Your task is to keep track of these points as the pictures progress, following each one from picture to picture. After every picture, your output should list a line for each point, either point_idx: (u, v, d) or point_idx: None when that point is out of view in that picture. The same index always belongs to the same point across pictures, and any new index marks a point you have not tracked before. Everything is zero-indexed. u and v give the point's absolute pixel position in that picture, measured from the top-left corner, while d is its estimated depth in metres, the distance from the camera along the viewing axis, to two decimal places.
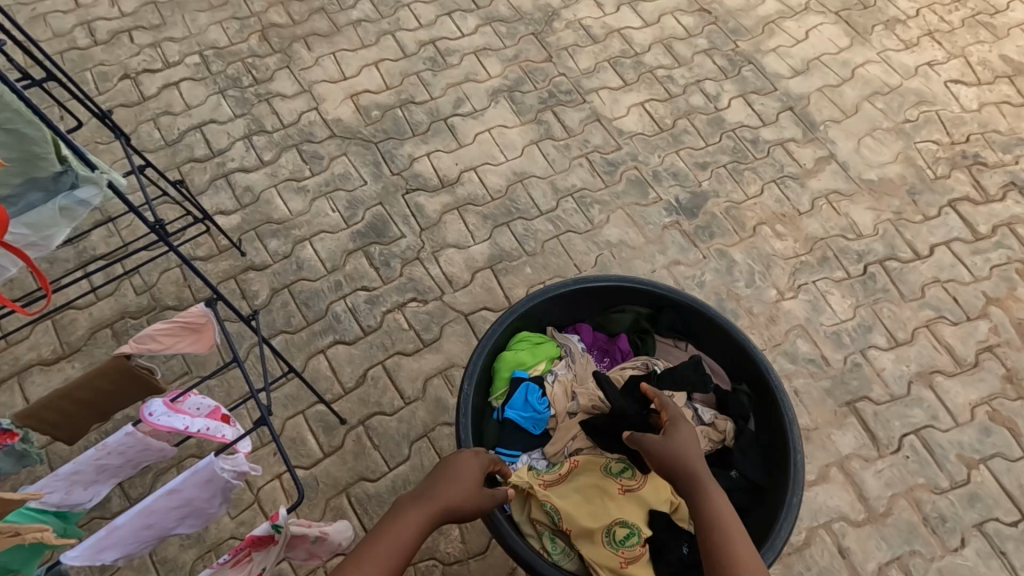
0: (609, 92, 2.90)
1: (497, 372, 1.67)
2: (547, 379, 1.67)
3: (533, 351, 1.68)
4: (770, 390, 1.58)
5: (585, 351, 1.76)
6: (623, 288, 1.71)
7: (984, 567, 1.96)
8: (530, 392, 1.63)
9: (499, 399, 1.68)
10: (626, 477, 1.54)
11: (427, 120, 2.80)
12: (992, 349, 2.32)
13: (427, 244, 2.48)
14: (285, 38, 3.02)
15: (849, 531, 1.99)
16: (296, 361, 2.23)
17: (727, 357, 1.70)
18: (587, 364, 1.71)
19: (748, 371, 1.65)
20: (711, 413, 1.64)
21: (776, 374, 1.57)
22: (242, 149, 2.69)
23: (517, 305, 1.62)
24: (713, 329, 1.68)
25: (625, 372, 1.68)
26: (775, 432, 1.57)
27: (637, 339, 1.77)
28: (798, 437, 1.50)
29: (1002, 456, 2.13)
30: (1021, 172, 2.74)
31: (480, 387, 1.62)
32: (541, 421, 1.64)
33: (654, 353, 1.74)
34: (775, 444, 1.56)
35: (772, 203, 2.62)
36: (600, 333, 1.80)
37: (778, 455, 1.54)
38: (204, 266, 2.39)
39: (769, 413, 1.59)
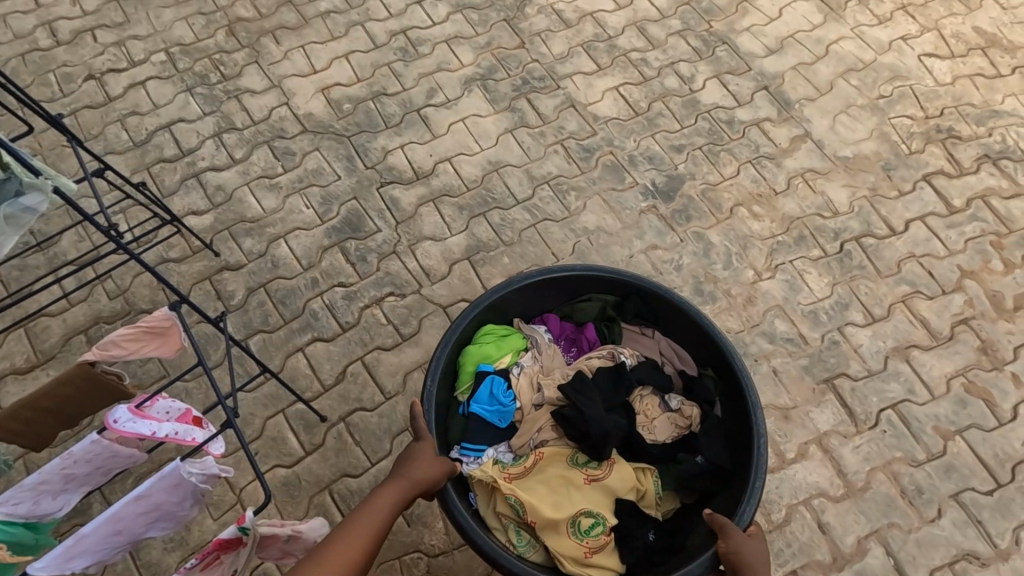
0: (583, 77, 2.88)
1: (462, 366, 1.66)
2: (513, 372, 1.66)
3: (498, 344, 1.68)
4: (735, 374, 1.58)
5: (551, 342, 1.75)
6: (587, 276, 1.70)
7: (960, 536, 1.99)
8: (495, 385, 1.62)
9: (464, 394, 1.67)
10: (592, 467, 1.57)
11: (400, 112, 2.77)
12: (967, 322, 2.34)
13: (403, 237, 2.47)
14: (252, 32, 2.96)
15: (828, 506, 2.02)
16: (274, 360, 2.22)
17: (693, 342, 1.70)
18: (554, 355, 1.70)
19: (714, 356, 1.65)
20: (678, 399, 1.66)
21: (741, 357, 1.58)
22: (212, 147, 2.65)
23: (480, 298, 1.61)
24: (677, 314, 1.69)
25: (592, 362, 1.68)
26: (740, 416, 1.57)
27: (603, 327, 1.76)
28: (762, 419, 1.50)
29: (977, 427, 2.15)
30: (996, 143, 2.75)
31: (445, 382, 1.61)
32: (507, 414, 1.62)
33: (621, 342, 1.73)
34: (741, 429, 1.56)
35: (748, 183, 2.62)
36: (567, 322, 1.78)
37: (743, 439, 1.54)
38: (177, 267, 2.37)
39: (734, 397, 1.59)
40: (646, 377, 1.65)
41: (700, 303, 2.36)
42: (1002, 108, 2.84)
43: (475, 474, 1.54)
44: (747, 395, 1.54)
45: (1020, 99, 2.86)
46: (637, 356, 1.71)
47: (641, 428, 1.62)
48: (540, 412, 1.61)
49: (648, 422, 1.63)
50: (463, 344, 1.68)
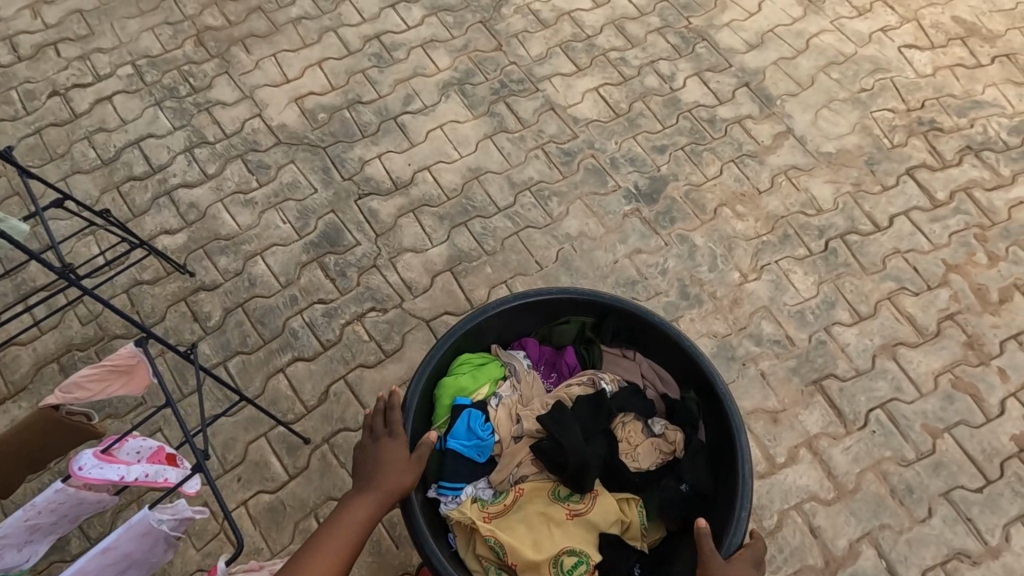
0: (562, 78, 2.83)
1: (438, 400, 1.63)
2: (490, 404, 1.63)
3: (474, 375, 1.64)
4: (717, 396, 1.55)
5: (531, 368, 1.71)
6: (564, 298, 1.67)
7: (951, 534, 1.99)
8: (472, 419, 1.59)
9: (441, 429, 1.63)
10: (574, 501, 1.53)
11: (377, 120, 2.71)
12: (954, 317, 2.33)
13: (383, 250, 2.42)
14: (222, 41, 2.88)
15: (819, 509, 2.01)
16: (254, 382, 2.17)
17: (674, 363, 1.66)
18: (533, 384, 1.68)
19: (696, 378, 1.62)
20: (662, 423, 1.64)
21: (723, 379, 1.55)
22: (184, 163, 2.58)
23: (452, 330, 1.58)
24: (657, 335, 1.65)
25: (572, 390, 1.65)
26: (723, 439, 1.54)
27: (582, 350, 1.73)
28: (746, 443, 1.48)
29: (965, 423, 2.15)
30: (977, 134, 2.74)
31: (419, 419, 1.59)
32: (485, 448, 1.58)
33: (601, 365, 1.71)
34: (724, 452, 1.53)
35: (731, 182, 2.59)
36: (545, 346, 1.76)
37: (728, 463, 1.52)
38: (151, 288, 2.31)
39: (718, 420, 1.56)
40: (626, 404, 1.63)
41: (687, 307, 2.34)
42: (983, 98, 2.83)
43: (454, 515, 1.52)
44: (730, 418, 1.51)
45: (1000, 89, 2.85)
46: (618, 380, 1.68)
47: (624, 456, 1.59)
48: (520, 445, 1.57)
49: (631, 450, 1.60)
50: (438, 377, 1.65)
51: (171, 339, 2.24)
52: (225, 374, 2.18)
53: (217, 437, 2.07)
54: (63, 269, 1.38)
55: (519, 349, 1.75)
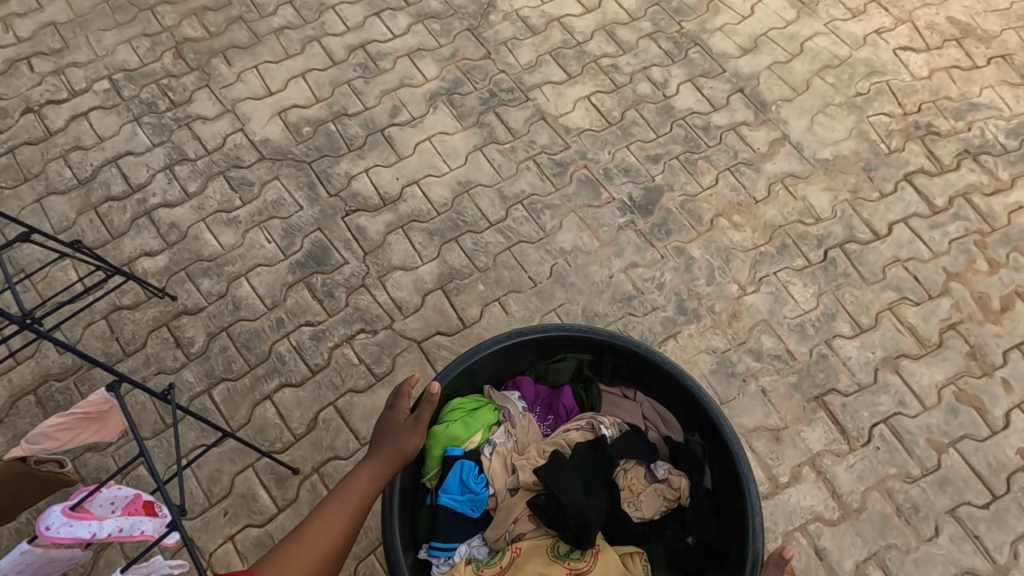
0: (553, 87, 2.76)
1: (428, 450, 1.57)
2: (484, 452, 1.56)
3: (466, 423, 1.57)
4: (723, 443, 1.49)
5: (526, 411, 1.65)
6: (562, 336, 1.60)
7: (958, 553, 1.94)
8: (464, 472, 1.52)
9: (432, 481, 1.57)
10: (574, 558, 1.45)
11: (363, 133, 2.64)
12: (956, 327, 2.29)
13: (372, 268, 2.35)
14: (202, 53, 2.80)
15: (824, 531, 1.96)
16: (240, 411, 2.10)
17: (676, 405, 1.60)
18: (528, 429, 1.61)
19: (700, 422, 1.56)
20: (665, 468, 1.58)
21: (729, 425, 1.48)
22: (164, 181, 2.49)
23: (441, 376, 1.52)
24: (659, 374, 1.59)
25: (571, 436, 1.59)
26: (730, 488, 1.49)
27: (581, 391, 1.68)
28: (755, 496, 1.42)
29: (970, 437, 2.10)
30: (975, 138, 2.69)
31: (410, 470, 1.52)
32: (479, 502, 1.51)
33: (599, 408, 1.67)
34: (731, 503, 1.48)
35: (727, 192, 2.54)
36: (542, 385, 1.69)
37: (735, 515, 1.47)
38: (130, 314, 2.23)
39: (724, 467, 1.50)
40: (628, 450, 1.56)
41: (684, 322, 2.28)
42: (979, 100, 2.78)
43: None
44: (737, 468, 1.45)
45: (997, 90, 2.81)
46: (618, 423, 1.62)
47: (626, 504, 1.53)
48: (516, 499, 1.51)
49: (633, 498, 1.54)
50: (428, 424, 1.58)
51: (153, 367, 2.16)
52: (210, 402, 2.11)
53: (201, 470, 2.00)
54: (20, 316, 1.29)
55: (514, 389, 1.68)
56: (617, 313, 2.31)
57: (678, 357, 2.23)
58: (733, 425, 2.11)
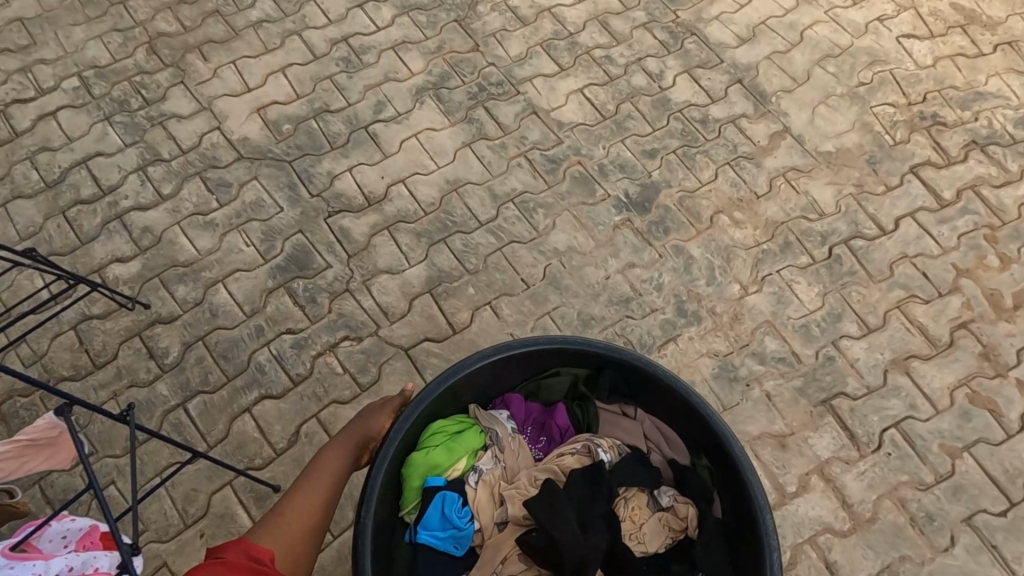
0: (544, 80, 2.65)
1: (407, 480, 1.42)
2: (468, 481, 1.42)
3: (449, 448, 1.43)
4: (735, 468, 1.37)
5: (516, 432, 1.49)
6: (553, 349, 1.48)
7: (975, 564, 1.85)
8: (447, 505, 1.38)
9: (411, 514, 1.43)
10: None
11: (347, 130, 2.52)
12: (967, 325, 2.20)
13: (357, 272, 2.24)
14: (176, 49, 2.67)
15: (834, 543, 1.87)
16: (218, 425, 2.00)
17: (682, 425, 1.48)
18: (518, 454, 1.46)
19: (708, 444, 1.43)
20: (670, 495, 1.44)
21: (740, 448, 1.36)
22: (136, 183, 2.37)
23: (423, 396, 1.37)
24: (662, 391, 1.46)
25: (565, 461, 1.43)
26: (742, 517, 1.37)
27: (576, 409, 1.53)
28: (771, 527, 1.30)
29: (984, 441, 2.01)
30: (982, 128, 2.60)
31: (385, 504, 1.37)
32: (464, 539, 1.37)
33: (597, 428, 1.52)
34: (744, 534, 1.36)
35: (727, 187, 2.44)
36: (533, 403, 1.54)
37: (749, 548, 1.35)
38: (101, 324, 2.12)
39: (736, 495, 1.38)
40: (628, 479, 1.41)
41: (684, 324, 2.18)
42: (986, 89, 2.69)
43: None
44: (751, 496, 1.33)
45: (1003, 79, 2.71)
46: (617, 445, 1.47)
47: (629, 538, 1.39)
48: (504, 535, 1.36)
49: (636, 531, 1.40)
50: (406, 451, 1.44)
51: (125, 380, 2.05)
52: (185, 417, 2.01)
53: (177, 488, 1.90)
54: None
55: (502, 407, 1.53)
56: (615, 316, 2.20)
57: (678, 362, 2.13)
58: (738, 432, 2.02)
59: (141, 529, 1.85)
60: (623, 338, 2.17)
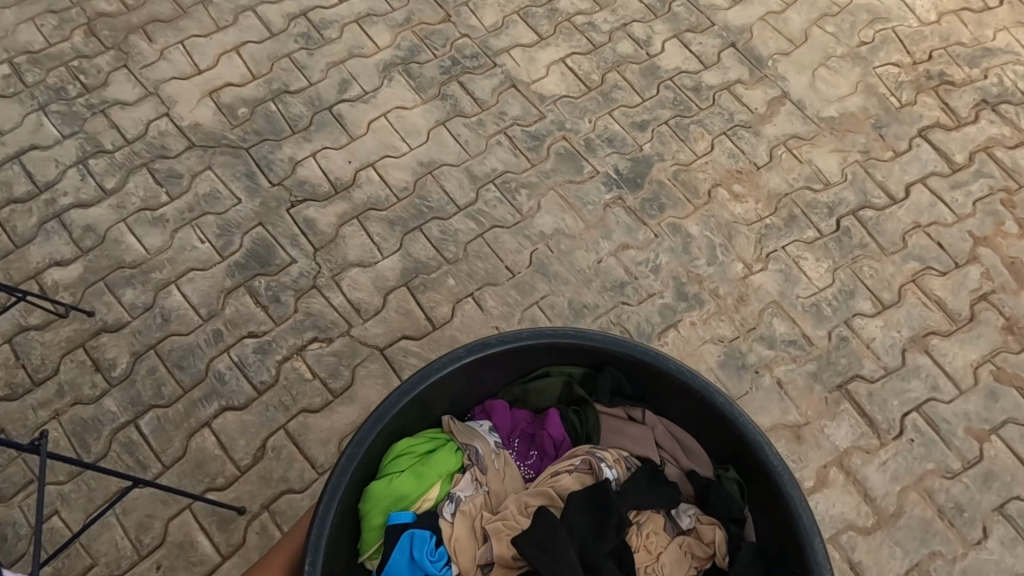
0: (522, 50, 2.44)
1: (367, 517, 1.22)
2: (444, 514, 1.22)
3: (416, 475, 1.24)
4: (769, 477, 1.19)
5: (501, 446, 1.31)
6: (544, 345, 1.29)
7: (1011, 558, 1.70)
8: (415, 544, 1.17)
9: (373, 560, 1.22)
10: None
11: (309, 112, 2.30)
12: (988, 298, 2.03)
13: (325, 266, 2.04)
14: (118, 30, 2.42)
15: (858, 542, 1.71)
16: (174, 443, 1.80)
17: (701, 428, 1.30)
18: (503, 476, 1.27)
19: (735, 451, 1.26)
20: (691, 516, 1.26)
21: (775, 453, 1.19)
22: (76, 178, 2.14)
23: (383, 409, 1.20)
24: (676, 390, 1.28)
25: (562, 481, 1.23)
26: (782, 535, 1.19)
27: (573, 416, 1.35)
28: (820, 546, 1.13)
29: (1013, 422, 1.86)
30: (993, 86, 2.43)
31: (336, 551, 1.17)
32: None
33: (598, 440, 1.32)
34: (786, 556, 1.17)
35: (725, 159, 2.25)
36: (520, 411, 1.36)
37: (792, 571, 1.17)
38: (39, 336, 1.91)
39: (772, 509, 1.21)
40: (639, 500, 1.21)
41: (685, 309, 2.00)
42: (994, 45, 2.51)
43: None
44: (792, 510, 1.16)
45: (1012, 33, 2.54)
46: (624, 458, 1.28)
47: (644, 572, 1.19)
48: None
49: (653, 562, 1.20)
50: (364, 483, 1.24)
51: (68, 398, 1.84)
52: (136, 435, 1.80)
53: (128, 516, 1.70)
54: None
55: (484, 417, 1.36)
56: (609, 303, 2.01)
57: (680, 351, 1.95)
58: None
59: (91, 563, 1.66)
60: (620, 327, 1.98)
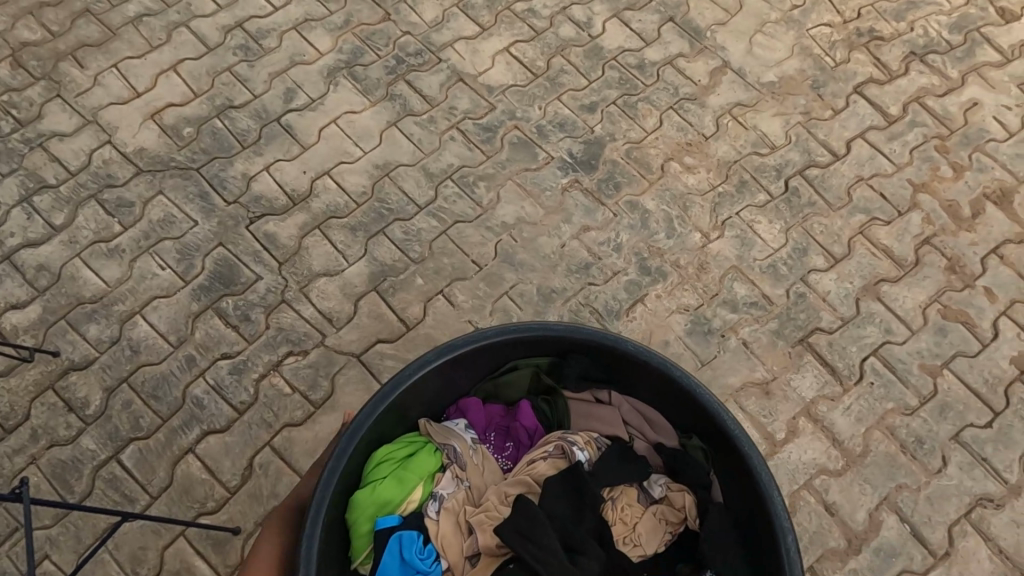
0: (466, 43, 2.44)
1: (354, 526, 1.26)
2: (429, 513, 1.26)
3: (397, 479, 1.27)
4: (729, 441, 1.27)
5: (478, 441, 1.35)
6: (510, 341, 1.33)
7: (969, 481, 1.83)
8: (404, 545, 1.21)
9: (366, 564, 1.25)
10: None
11: (256, 125, 2.27)
12: (930, 241, 2.15)
13: (291, 280, 2.03)
14: (45, 58, 2.34)
15: (831, 484, 1.81)
16: (159, 473, 1.79)
17: (665, 403, 1.36)
18: (483, 469, 1.31)
19: (696, 420, 1.33)
20: (662, 484, 1.32)
21: (732, 418, 1.27)
22: (22, 217, 2.09)
23: (358, 422, 1.23)
24: (637, 369, 1.34)
25: (538, 467, 1.29)
26: (745, 494, 1.27)
27: (543, 405, 1.39)
28: (779, 499, 1.21)
29: (962, 355, 1.98)
30: (919, 38, 2.53)
31: (326, 564, 1.20)
32: None
33: (569, 423, 1.38)
34: (751, 512, 1.25)
35: (674, 132, 2.31)
36: (493, 406, 1.40)
37: (757, 526, 1.24)
38: (4, 383, 1.86)
39: (734, 471, 1.29)
40: (612, 476, 1.27)
41: (650, 283, 2.06)
42: None
43: None
44: (751, 469, 1.24)
45: None
46: (595, 439, 1.33)
47: (623, 542, 1.25)
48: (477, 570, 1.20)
49: (630, 533, 1.26)
50: (348, 493, 1.28)
51: (44, 441, 1.81)
52: (119, 470, 1.79)
53: (121, 551, 1.70)
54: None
55: (459, 416, 1.39)
56: (576, 285, 2.06)
57: (649, 324, 2.01)
58: (720, 387, 1.93)
59: None
60: (589, 307, 2.03)
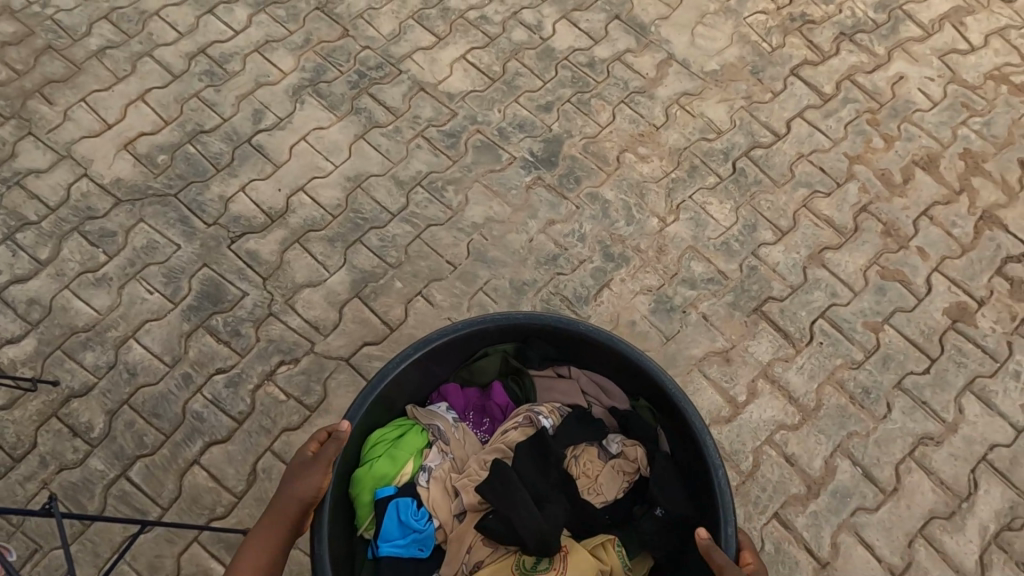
0: (424, 53, 2.55)
1: (357, 499, 1.41)
2: (419, 482, 1.40)
3: (392, 457, 1.42)
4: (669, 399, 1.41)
5: (458, 420, 1.50)
6: (473, 333, 1.45)
7: (911, 423, 2.03)
8: (401, 510, 1.36)
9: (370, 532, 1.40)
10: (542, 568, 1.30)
11: (228, 148, 2.36)
12: (867, 209, 2.33)
13: (276, 293, 2.14)
14: (13, 97, 2.39)
15: (789, 438, 1.99)
16: (168, 485, 1.89)
17: (615, 372, 1.50)
18: (464, 442, 1.46)
19: (642, 384, 1.47)
20: (618, 441, 1.48)
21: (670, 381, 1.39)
22: (7, 254, 2.15)
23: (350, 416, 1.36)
24: (587, 345, 1.48)
25: (510, 436, 1.44)
26: (686, 445, 1.41)
27: (514, 385, 1.55)
28: (713, 446, 1.34)
29: (901, 310, 2.17)
30: (847, 19, 2.71)
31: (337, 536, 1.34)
32: (426, 539, 1.35)
33: (536, 397, 1.53)
34: (692, 461, 1.39)
35: (627, 125, 2.46)
36: (470, 389, 1.55)
37: (698, 472, 1.38)
38: (8, 415, 1.95)
39: (677, 426, 1.42)
40: (574, 437, 1.44)
41: (614, 269, 2.21)
42: None
43: None
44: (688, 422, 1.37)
45: None
46: (557, 408, 1.50)
47: (588, 493, 1.42)
48: (464, 526, 1.35)
49: (592, 483, 1.43)
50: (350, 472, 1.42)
51: (53, 466, 1.90)
52: (129, 486, 1.89)
53: (139, 561, 1.81)
54: None
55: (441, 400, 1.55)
56: (546, 276, 2.21)
57: (616, 306, 2.16)
58: (685, 358, 2.09)
59: None
60: (560, 296, 2.18)
